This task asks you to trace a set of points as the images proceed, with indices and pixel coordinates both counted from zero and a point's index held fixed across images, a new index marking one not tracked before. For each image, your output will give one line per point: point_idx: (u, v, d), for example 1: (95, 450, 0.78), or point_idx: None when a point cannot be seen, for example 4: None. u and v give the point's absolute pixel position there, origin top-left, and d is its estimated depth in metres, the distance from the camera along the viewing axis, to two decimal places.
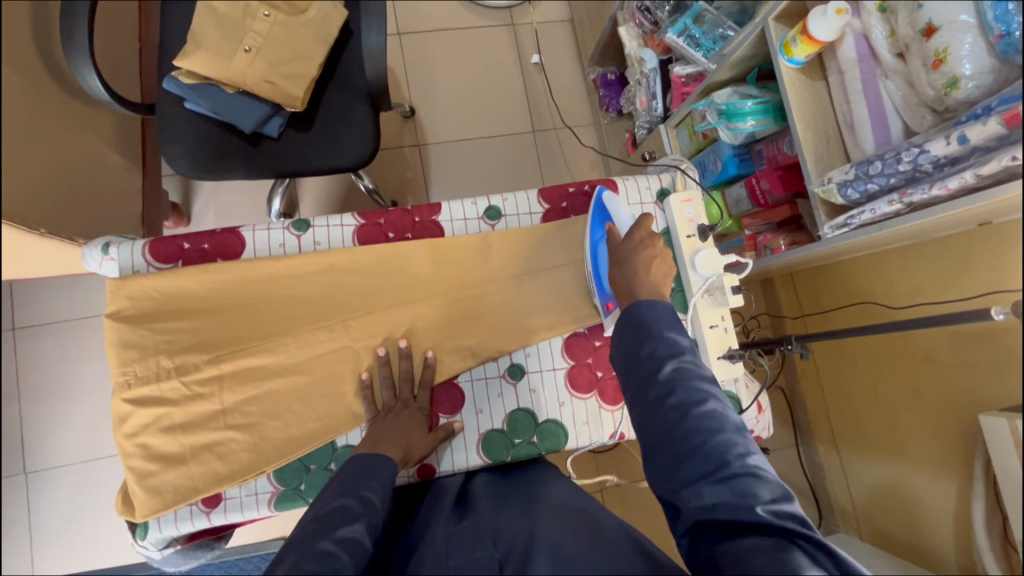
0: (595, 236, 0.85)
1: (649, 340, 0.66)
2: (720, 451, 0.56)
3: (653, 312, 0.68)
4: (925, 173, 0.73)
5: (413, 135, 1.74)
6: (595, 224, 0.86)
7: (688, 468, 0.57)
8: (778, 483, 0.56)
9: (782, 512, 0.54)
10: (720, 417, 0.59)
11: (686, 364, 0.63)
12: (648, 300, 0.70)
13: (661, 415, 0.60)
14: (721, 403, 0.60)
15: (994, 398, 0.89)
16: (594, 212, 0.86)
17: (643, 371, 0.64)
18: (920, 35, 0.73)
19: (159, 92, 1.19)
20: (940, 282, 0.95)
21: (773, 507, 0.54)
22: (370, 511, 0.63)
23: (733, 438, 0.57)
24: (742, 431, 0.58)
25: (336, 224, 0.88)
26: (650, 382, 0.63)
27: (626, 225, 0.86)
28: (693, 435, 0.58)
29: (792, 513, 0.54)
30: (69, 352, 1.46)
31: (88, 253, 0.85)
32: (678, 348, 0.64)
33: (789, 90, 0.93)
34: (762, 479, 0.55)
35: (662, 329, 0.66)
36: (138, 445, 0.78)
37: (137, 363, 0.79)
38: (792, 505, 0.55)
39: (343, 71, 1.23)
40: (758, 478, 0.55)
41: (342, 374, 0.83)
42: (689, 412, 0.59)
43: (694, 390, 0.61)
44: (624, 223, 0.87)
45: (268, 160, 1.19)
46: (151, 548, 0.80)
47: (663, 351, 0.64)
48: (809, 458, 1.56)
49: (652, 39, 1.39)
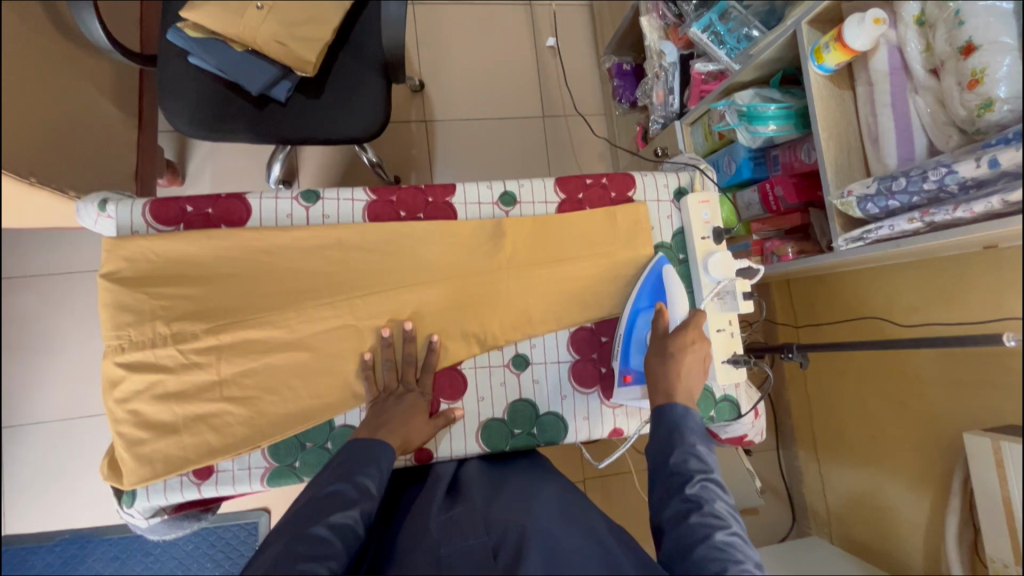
0: (640, 306, 0.85)
1: (680, 450, 0.69)
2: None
3: (687, 420, 0.72)
4: (950, 194, 0.72)
5: (420, 110, 1.69)
6: (645, 296, 0.86)
7: None
8: None
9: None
10: (740, 550, 0.60)
11: (712, 486, 0.66)
12: (684, 408, 0.72)
13: (683, 531, 0.62)
14: (742, 537, 0.62)
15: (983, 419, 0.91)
16: (647, 284, 0.86)
17: (671, 482, 0.67)
18: (958, 53, 0.72)
19: (162, 43, 1.14)
20: (939, 300, 0.96)
21: None
22: (365, 498, 0.62)
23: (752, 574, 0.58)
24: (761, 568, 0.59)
25: (347, 197, 0.85)
26: (676, 496, 0.66)
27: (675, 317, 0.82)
28: (711, 559, 0.58)
29: None
30: (50, 307, 1.41)
31: (84, 208, 0.81)
32: (707, 466, 0.68)
33: (816, 98, 0.91)
34: None
35: (695, 442, 0.70)
36: (128, 412, 0.75)
37: (132, 327, 0.76)
38: None
39: (358, 38, 1.19)
40: None
41: (343, 352, 0.81)
42: (712, 534, 0.61)
43: (718, 514, 0.63)
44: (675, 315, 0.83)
45: (274, 125, 1.15)
46: (137, 516, 0.78)
47: (693, 465, 0.67)
48: (788, 462, 1.55)
49: (674, 32, 1.35)
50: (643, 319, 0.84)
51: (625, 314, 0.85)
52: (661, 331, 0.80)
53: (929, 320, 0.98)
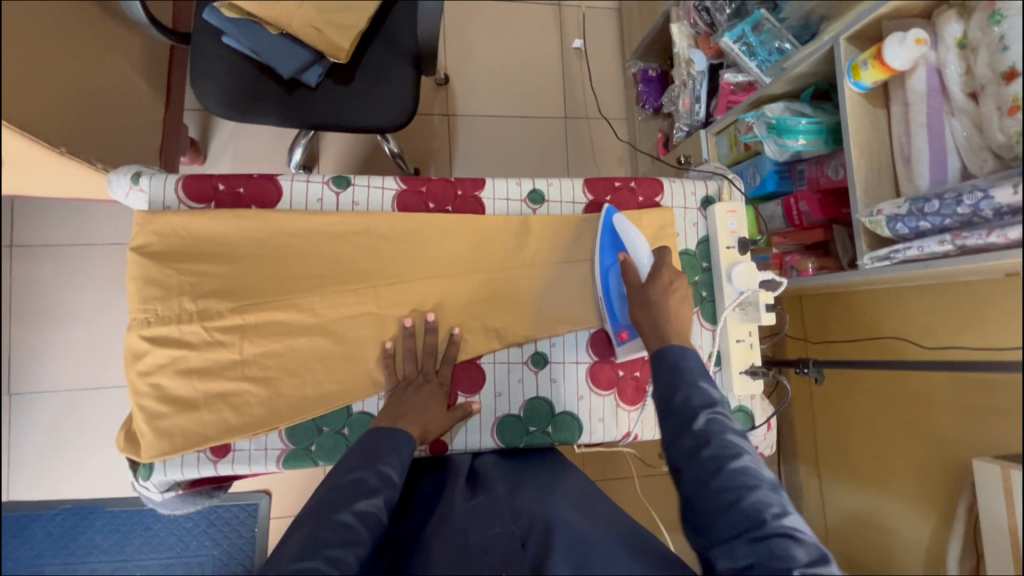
0: (606, 263, 0.85)
1: (683, 388, 0.67)
2: (755, 510, 0.57)
3: (686, 357, 0.70)
4: (983, 219, 0.72)
5: (443, 104, 1.69)
6: (607, 250, 0.85)
7: (724, 524, 0.58)
8: (814, 545, 0.57)
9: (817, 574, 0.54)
10: (754, 475, 0.60)
11: (719, 416, 0.64)
12: (681, 347, 0.71)
13: (695, 468, 0.61)
14: (755, 458, 0.62)
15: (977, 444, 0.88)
16: (605, 239, 0.85)
17: (677, 420, 0.65)
18: (1000, 79, 0.72)
19: (196, 22, 1.15)
20: (951, 325, 0.96)
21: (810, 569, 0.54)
22: (389, 487, 0.62)
23: (769, 497, 0.58)
24: (776, 489, 0.59)
25: (377, 185, 0.86)
26: (684, 433, 0.64)
27: (642, 259, 0.84)
28: (727, 490, 0.59)
29: None
30: (65, 278, 1.41)
31: (116, 180, 0.82)
32: (711, 398, 0.65)
33: (850, 115, 0.91)
34: (798, 541, 0.56)
35: (695, 377, 0.68)
36: (150, 385, 0.76)
37: (159, 302, 0.76)
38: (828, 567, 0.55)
39: (391, 27, 1.19)
40: (794, 539, 0.56)
41: (365, 339, 0.82)
42: (725, 466, 0.60)
43: (728, 444, 0.61)
44: (642, 260, 0.84)
45: (302, 109, 1.15)
46: (152, 490, 0.79)
47: (697, 401, 0.65)
48: (790, 477, 1.56)
49: (704, 40, 1.35)
50: (614, 275, 0.85)
51: (596, 276, 0.85)
52: (636, 281, 0.81)
53: (941, 342, 0.96)
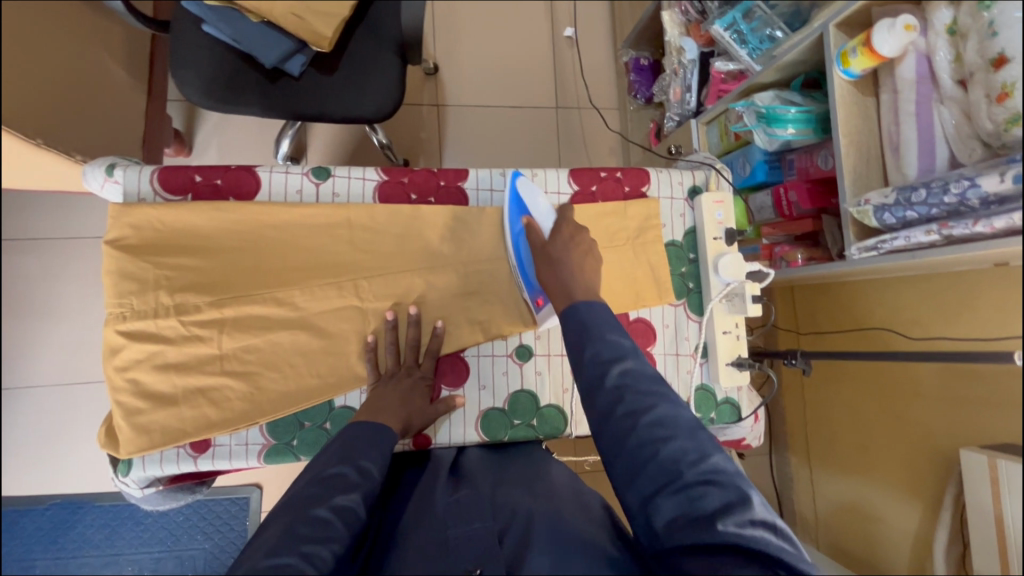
0: (515, 229, 0.83)
1: (592, 345, 0.64)
2: (672, 461, 0.55)
3: (593, 314, 0.67)
4: (970, 209, 0.71)
5: (433, 94, 1.67)
6: (513, 216, 0.83)
7: (645, 479, 0.56)
8: (734, 485, 0.55)
9: (737, 517, 0.52)
10: (669, 424, 0.57)
11: (630, 368, 0.61)
12: (586, 302, 0.68)
13: (611, 427, 0.59)
14: (669, 405, 0.59)
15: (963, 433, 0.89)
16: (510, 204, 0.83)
17: (588, 380, 0.62)
18: (988, 65, 0.71)
19: (177, 10, 1.12)
20: (942, 318, 0.94)
21: (729, 514, 0.53)
22: (368, 481, 0.61)
23: (685, 445, 0.56)
24: (693, 435, 0.57)
25: (358, 176, 0.84)
26: (597, 392, 0.61)
27: (547, 220, 0.84)
28: (644, 445, 0.56)
29: (751, 518, 0.53)
30: (50, 272, 1.39)
31: (90, 172, 0.80)
32: (620, 351, 0.62)
33: (838, 103, 0.90)
34: (716, 485, 0.54)
35: (605, 331, 0.64)
36: (128, 380, 0.75)
37: (135, 296, 0.75)
38: (749, 507, 0.53)
39: (375, 16, 1.17)
40: (712, 485, 0.54)
41: (346, 333, 0.81)
42: (639, 421, 0.58)
43: (640, 397, 0.59)
44: (545, 220, 0.84)
45: (284, 99, 1.13)
46: (132, 485, 0.78)
47: (606, 355, 0.62)
48: (780, 468, 1.54)
49: (695, 28, 1.34)
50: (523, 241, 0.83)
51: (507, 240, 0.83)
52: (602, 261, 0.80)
53: (929, 335, 0.97)
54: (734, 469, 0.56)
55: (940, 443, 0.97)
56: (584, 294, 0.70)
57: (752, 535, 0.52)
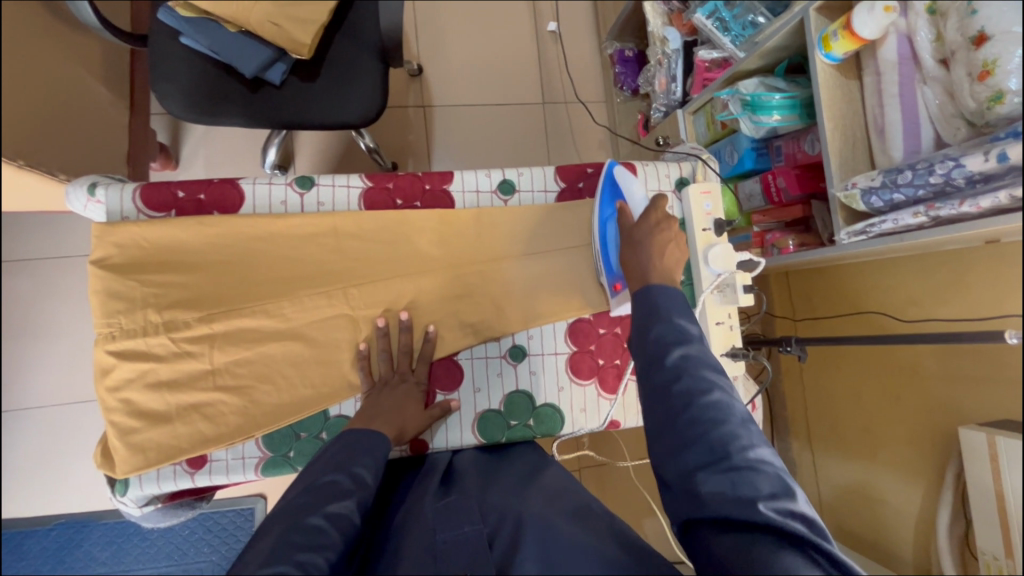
0: (606, 214, 0.83)
1: (658, 324, 0.65)
2: (722, 443, 0.56)
3: (665, 296, 0.67)
4: (956, 188, 0.71)
5: (418, 96, 1.66)
6: (606, 201, 0.83)
7: (691, 455, 0.56)
8: (781, 478, 0.55)
9: (779, 506, 0.53)
10: (725, 409, 0.58)
11: (693, 352, 0.61)
12: (662, 284, 0.69)
13: (666, 401, 0.59)
14: (727, 392, 0.59)
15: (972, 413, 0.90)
16: (605, 189, 0.83)
17: (649, 356, 0.63)
18: (969, 44, 0.70)
19: (154, 23, 1.11)
20: (938, 297, 0.95)
21: (773, 502, 0.53)
22: (362, 488, 0.61)
23: (737, 431, 0.56)
24: (747, 423, 0.57)
25: (342, 184, 0.84)
26: (657, 368, 0.62)
27: (638, 207, 0.84)
28: (696, 424, 0.57)
29: (792, 510, 0.53)
30: (43, 292, 1.39)
31: (72, 193, 0.80)
32: (686, 335, 0.63)
33: (821, 87, 0.90)
34: (763, 473, 0.55)
35: (673, 315, 0.65)
36: (120, 400, 0.74)
37: (123, 315, 0.74)
38: (793, 500, 0.53)
39: (354, 20, 1.16)
40: (758, 471, 0.54)
41: (338, 342, 0.80)
42: (695, 400, 0.58)
43: (700, 379, 0.59)
44: (637, 204, 0.85)
45: (266, 108, 1.12)
46: (131, 505, 0.78)
47: (671, 336, 0.63)
48: (783, 454, 1.46)
49: (677, 18, 1.33)
50: (612, 226, 0.83)
51: (595, 226, 0.83)
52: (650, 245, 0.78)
53: (930, 315, 0.97)
54: (781, 463, 0.56)
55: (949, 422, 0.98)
56: (656, 277, 0.71)
57: (792, 525, 0.52)
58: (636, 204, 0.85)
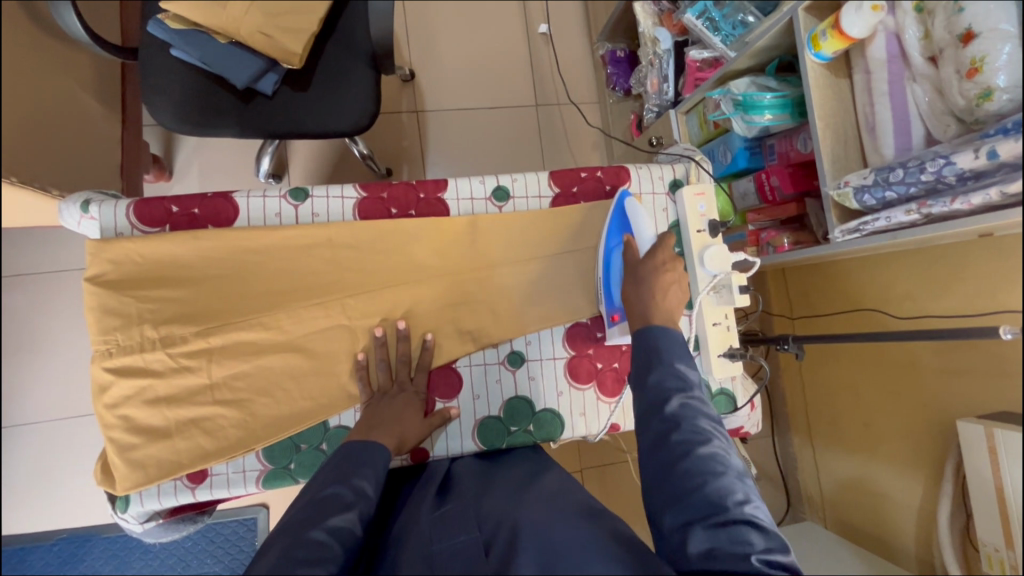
0: (611, 244, 0.84)
1: (658, 369, 0.66)
2: (720, 495, 0.56)
3: (666, 339, 0.68)
4: (948, 185, 0.72)
5: (411, 101, 1.66)
6: (613, 232, 0.85)
7: (688, 507, 0.56)
8: (774, 534, 0.56)
9: (774, 562, 0.54)
10: (722, 461, 0.58)
11: (692, 401, 0.62)
12: (662, 327, 0.70)
13: (665, 449, 0.60)
14: (724, 443, 0.60)
15: (969, 409, 0.89)
16: (613, 220, 0.85)
17: (649, 401, 0.63)
18: (957, 41, 0.71)
19: (144, 36, 1.11)
20: (932, 292, 0.94)
21: (767, 556, 0.54)
22: (363, 500, 0.61)
23: (734, 483, 0.57)
24: (743, 477, 0.58)
25: (336, 195, 0.84)
26: (656, 414, 0.62)
27: (645, 244, 0.82)
28: (693, 474, 0.57)
29: (783, 564, 0.54)
30: (40, 306, 1.39)
31: (66, 210, 0.80)
32: (686, 383, 0.64)
33: (812, 86, 0.90)
34: (758, 527, 0.55)
35: (673, 360, 0.66)
36: (119, 417, 0.74)
37: (119, 331, 0.74)
38: (784, 553, 0.55)
39: (345, 29, 1.16)
40: (754, 526, 0.55)
41: (336, 352, 0.81)
42: (694, 450, 0.59)
43: (699, 429, 0.60)
44: (643, 240, 0.82)
45: (259, 119, 1.12)
46: (132, 521, 0.78)
47: (672, 383, 0.64)
48: (783, 449, 1.51)
49: (668, 18, 1.33)
50: (616, 256, 0.84)
51: (601, 254, 0.85)
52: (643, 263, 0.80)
53: (923, 311, 0.97)
54: (773, 518, 0.57)
55: (943, 413, 0.97)
56: (656, 318, 0.72)
57: None
58: (642, 241, 0.82)
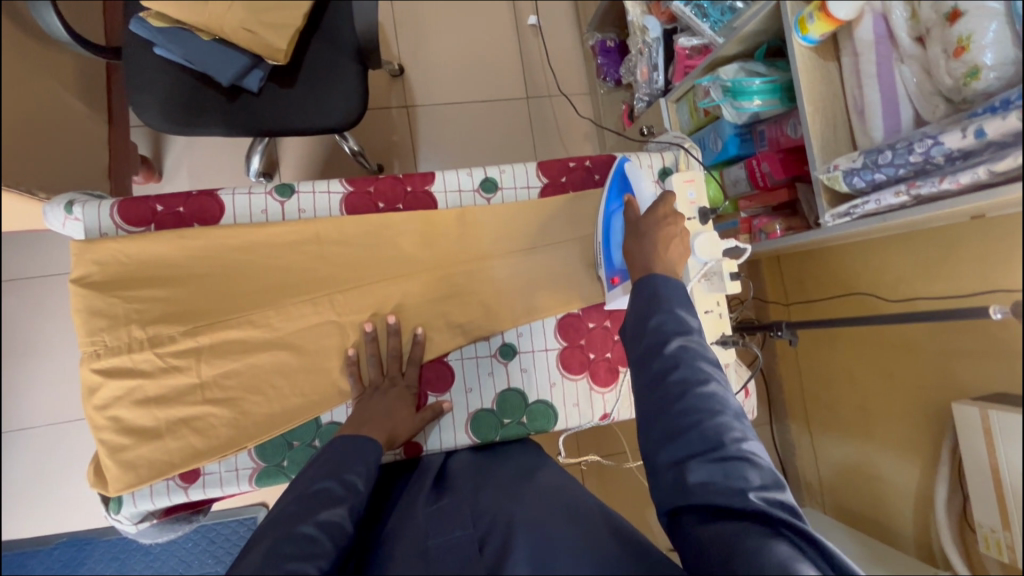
0: (611, 208, 0.84)
1: (658, 314, 0.65)
2: (717, 433, 0.57)
3: (667, 288, 0.67)
4: (936, 166, 0.71)
5: (401, 96, 1.65)
6: (613, 195, 0.84)
7: (684, 443, 0.58)
8: (770, 470, 0.57)
9: (768, 496, 0.56)
10: (720, 401, 0.59)
11: (692, 343, 0.62)
12: (665, 275, 0.68)
13: (662, 391, 0.61)
14: (722, 385, 0.61)
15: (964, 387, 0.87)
16: (613, 184, 0.84)
17: (648, 345, 0.64)
18: (943, 21, 0.71)
19: (126, 35, 1.10)
20: (922, 273, 0.93)
21: (762, 492, 0.56)
22: (353, 495, 0.61)
23: (731, 423, 0.58)
24: (740, 417, 0.59)
25: (323, 190, 0.83)
26: (654, 357, 0.63)
27: (646, 202, 0.82)
28: (690, 414, 0.59)
29: (778, 500, 0.56)
30: (32, 310, 1.38)
31: (50, 212, 0.79)
32: (687, 327, 0.64)
33: (801, 70, 0.89)
34: (754, 464, 0.57)
35: (673, 305, 0.65)
36: (109, 418, 0.74)
37: (106, 333, 0.74)
38: (780, 490, 0.56)
39: (329, 24, 1.15)
40: (750, 462, 0.57)
41: (327, 349, 0.80)
42: (691, 390, 0.60)
43: (698, 370, 0.61)
44: (643, 200, 0.82)
45: (245, 116, 1.11)
46: (126, 522, 0.78)
47: (672, 326, 0.64)
48: (782, 436, 1.53)
49: (656, 6, 1.32)
50: (617, 219, 0.83)
51: (600, 219, 0.84)
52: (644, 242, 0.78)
53: (912, 293, 0.96)
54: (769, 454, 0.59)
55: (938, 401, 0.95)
56: (659, 267, 0.71)
57: (778, 513, 0.55)
58: (642, 201, 0.82)
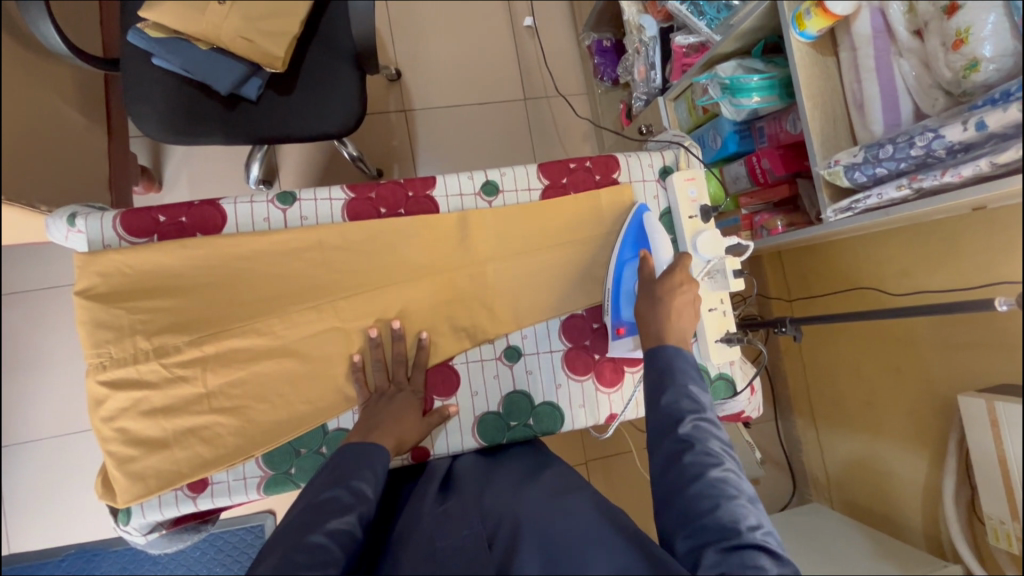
0: (624, 256, 0.84)
1: (670, 390, 0.67)
2: (731, 518, 0.56)
3: (679, 360, 0.69)
4: (938, 159, 0.71)
5: (398, 100, 1.65)
6: (628, 245, 0.85)
7: (699, 528, 0.57)
8: (787, 562, 0.56)
9: None
10: (733, 485, 0.59)
11: (704, 423, 0.63)
12: (675, 346, 0.71)
13: (676, 470, 0.61)
14: (735, 468, 0.61)
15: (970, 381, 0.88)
16: (630, 233, 0.85)
17: (661, 424, 0.65)
18: (942, 13, 0.71)
19: (124, 46, 1.10)
20: (930, 266, 0.94)
21: None
22: (362, 503, 0.61)
23: (745, 508, 0.58)
24: (754, 502, 0.58)
25: (324, 197, 0.83)
26: (668, 437, 0.64)
27: (661, 260, 0.82)
28: (703, 496, 0.58)
29: None
30: (36, 323, 1.38)
31: (53, 225, 0.79)
32: (699, 406, 0.65)
33: (799, 66, 0.89)
34: (770, 554, 0.55)
35: (685, 381, 0.67)
36: (116, 429, 0.74)
37: (112, 344, 0.74)
38: None
39: (327, 31, 1.15)
40: (766, 552, 0.55)
41: (332, 355, 0.80)
42: (704, 471, 0.60)
43: (710, 451, 0.61)
44: (659, 260, 0.82)
45: (245, 125, 1.11)
46: (135, 533, 0.78)
47: (685, 405, 0.65)
48: (787, 432, 1.49)
49: (653, 5, 1.32)
50: (629, 269, 0.84)
51: (612, 267, 0.85)
52: (649, 277, 0.80)
53: (921, 286, 0.96)
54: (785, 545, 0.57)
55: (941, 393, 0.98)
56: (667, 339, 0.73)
57: None
58: (658, 259, 0.82)
